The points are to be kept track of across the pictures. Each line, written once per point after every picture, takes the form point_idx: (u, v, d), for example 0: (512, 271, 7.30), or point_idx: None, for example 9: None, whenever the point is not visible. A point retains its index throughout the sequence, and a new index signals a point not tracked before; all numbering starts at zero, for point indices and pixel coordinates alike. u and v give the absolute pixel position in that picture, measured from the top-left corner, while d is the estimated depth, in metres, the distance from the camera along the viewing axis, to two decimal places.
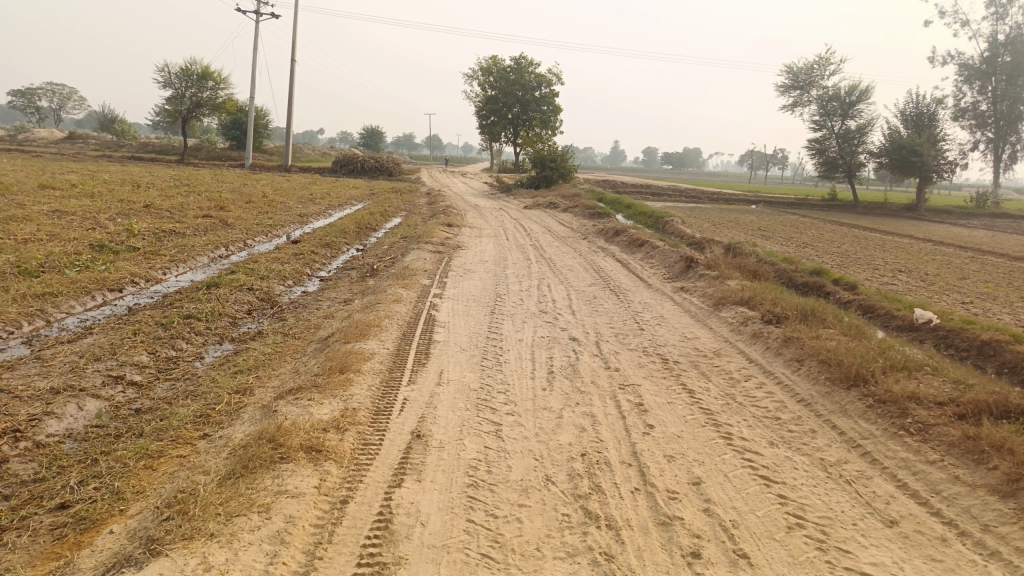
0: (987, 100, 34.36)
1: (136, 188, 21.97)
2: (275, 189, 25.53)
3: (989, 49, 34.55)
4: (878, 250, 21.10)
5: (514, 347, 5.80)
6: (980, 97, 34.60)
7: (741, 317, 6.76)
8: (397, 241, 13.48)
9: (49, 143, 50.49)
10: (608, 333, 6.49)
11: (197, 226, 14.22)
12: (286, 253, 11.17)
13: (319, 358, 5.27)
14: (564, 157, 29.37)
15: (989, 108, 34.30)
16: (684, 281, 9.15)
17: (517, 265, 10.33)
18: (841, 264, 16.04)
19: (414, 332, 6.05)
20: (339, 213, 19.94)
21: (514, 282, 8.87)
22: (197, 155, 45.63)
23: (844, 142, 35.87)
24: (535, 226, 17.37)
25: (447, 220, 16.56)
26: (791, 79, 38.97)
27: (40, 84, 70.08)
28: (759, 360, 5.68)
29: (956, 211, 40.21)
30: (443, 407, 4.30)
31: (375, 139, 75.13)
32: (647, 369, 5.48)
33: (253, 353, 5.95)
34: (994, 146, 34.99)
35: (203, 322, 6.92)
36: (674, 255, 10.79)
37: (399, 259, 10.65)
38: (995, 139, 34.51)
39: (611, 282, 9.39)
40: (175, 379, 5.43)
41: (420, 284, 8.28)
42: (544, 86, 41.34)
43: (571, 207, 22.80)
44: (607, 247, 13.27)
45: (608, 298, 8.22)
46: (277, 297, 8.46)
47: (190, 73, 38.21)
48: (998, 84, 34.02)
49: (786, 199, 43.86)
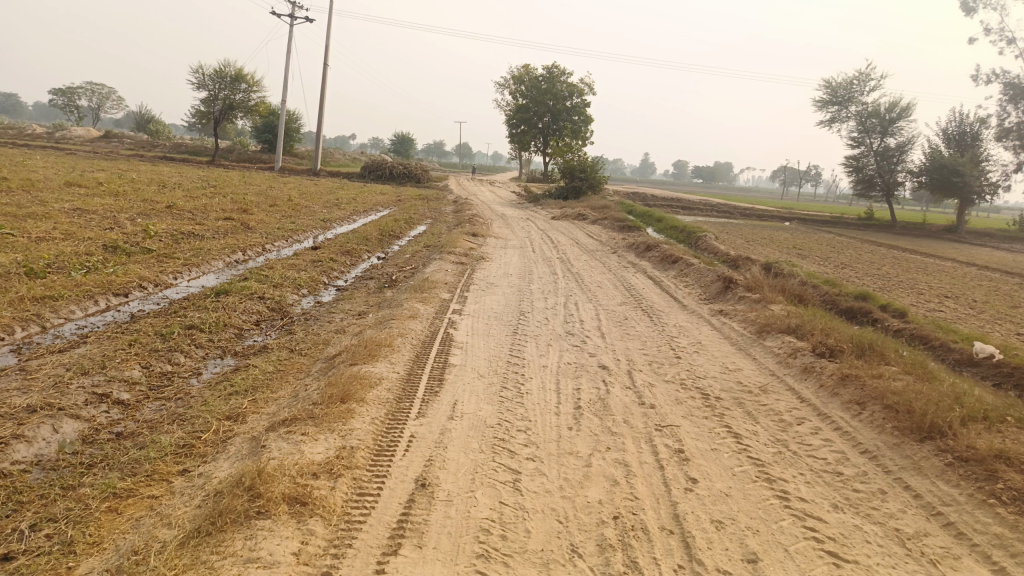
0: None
1: (162, 188, 21.85)
2: (301, 193, 25.31)
3: None
4: (919, 273, 20.23)
5: (539, 375, 5.24)
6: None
7: (789, 348, 6.14)
8: (419, 250, 13.01)
9: (84, 141, 51.13)
10: (642, 361, 5.91)
11: (217, 229, 13.89)
12: (304, 260, 10.74)
13: (322, 381, 4.76)
14: (594, 168, 28.82)
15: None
16: (721, 303, 8.53)
17: (543, 280, 9.78)
18: (883, 287, 15.26)
19: (428, 353, 5.53)
20: (363, 219, 19.58)
21: (540, 298, 8.33)
22: (228, 156, 45.83)
23: (882, 160, 34.84)
24: (563, 238, 16.83)
25: (472, 229, 16.07)
26: (830, 94, 38.04)
27: (81, 84, 71.56)
28: (812, 401, 5.06)
29: (998, 234, 38.86)
30: (454, 448, 3.76)
31: (405, 145, 75.40)
32: (686, 406, 4.89)
33: (253, 370, 5.46)
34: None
35: (205, 334, 6.46)
36: (710, 274, 10.17)
37: (419, 270, 10.17)
38: None
39: (643, 302, 8.80)
40: (164, 399, 4.94)
41: (440, 298, 7.77)
42: (576, 96, 40.84)
43: (600, 219, 22.21)
44: (637, 263, 12.67)
45: (640, 320, 7.63)
46: (289, 307, 8.00)
47: (223, 75, 38.35)
48: None
49: (821, 217, 42.80)
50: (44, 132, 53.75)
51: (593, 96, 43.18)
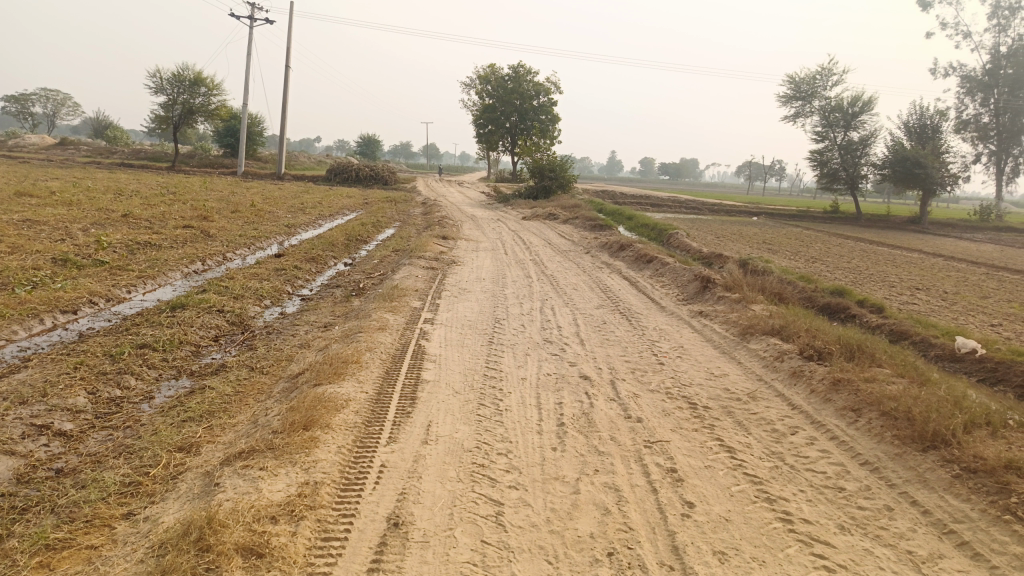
0: (990, 113, 33.74)
1: (119, 196, 21.13)
2: (265, 198, 24.71)
3: (992, 61, 34.01)
4: (889, 265, 20.36)
5: (518, 389, 4.94)
6: (982, 110, 33.99)
7: (774, 351, 5.92)
8: (388, 255, 12.63)
9: (39, 148, 49.63)
10: (624, 369, 5.64)
11: (176, 237, 13.35)
12: (266, 268, 10.31)
13: (283, 404, 4.39)
14: (564, 167, 28.64)
15: (992, 121, 33.70)
16: (700, 303, 8.32)
17: (516, 283, 9.49)
18: (856, 281, 15.25)
19: (399, 368, 5.20)
20: (329, 224, 19.11)
21: (514, 303, 8.03)
22: (189, 162, 44.81)
23: (846, 154, 35.20)
24: (534, 239, 16.57)
25: (442, 231, 15.72)
26: (794, 89, 38.37)
27: (34, 90, 69.60)
28: (805, 408, 4.82)
29: (960, 224, 39.52)
30: (430, 477, 3.44)
31: (372, 147, 74.60)
32: (674, 419, 4.62)
33: (210, 394, 5.06)
34: (997, 159, 34.33)
35: (159, 353, 6.04)
36: (687, 273, 9.96)
37: (388, 276, 9.81)
38: (998, 152, 33.91)
39: (621, 304, 8.54)
40: (111, 429, 4.53)
41: (411, 307, 7.43)
42: (543, 95, 40.63)
43: (571, 219, 21.99)
44: (611, 263, 12.44)
45: (619, 323, 7.38)
46: (251, 320, 7.60)
47: (182, 79, 37.43)
48: (1001, 96, 33.39)
49: (788, 211, 43.17)
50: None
51: (560, 95, 43.01)
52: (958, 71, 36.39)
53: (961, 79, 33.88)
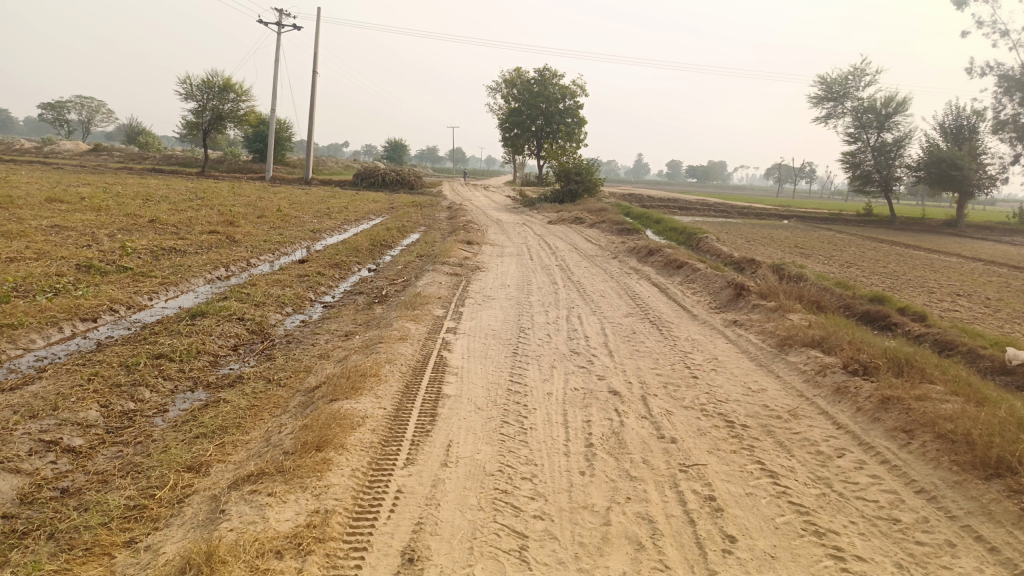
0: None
1: (147, 201, 21.27)
2: (292, 202, 24.76)
3: None
4: (926, 270, 19.73)
5: (545, 404, 4.69)
6: (1021, 110, 33.00)
7: (816, 364, 5.60)
8: (412, 261, 12.45)
9: (73, 155, 50.50)
10: (656, 384, 5.36)
11: (201, 243, 13.31)
12: (289, 275, 10.18)
13: (298, 421, 4.19)
14: (590, 170, 28.32)
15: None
16: (734, 312, 8.01)
17: (542, 290, 9.24)
18: (893, 287, 14.75)
19: (419, 382, 4.97)
20: (355, 229, 19.02)
21: (540, 312, 7.78)
22: (218, 167, 45.25)
23: (880, 156, 34.39)
24: (561, 244, 16.31)
25: (467, 236, 15.51)
26: (826, 90, 37.63)
27: (69, 98, 71.00)
28: (852, 429, 4.51)
29: (998, 227, 38.43)
30: (448, 505, 3.20)
31: (398, 151, 74.87)
32: (710, 438, 4.34)
33: (224, 407, 4.88)
34: None
35: (176, 363, 5.88)
36: (719, 280, 9.63)
37: (411, 283, 9.61)
38: None
39: (651, 312, 8.25)
40: (121, 445, 4.37)
41: (433, 316, 7.22)
42: (569, 98, 40.36)
43: (598, 223, 21.67)
44: (640, 269, 12.12)
45: (649, 333, 7.08)
46: (272, 328, 7.44)
47: (211, 85, 37.80)
48: None
49: (820, 214, 42.32)
50: (32, 147, 53.09)
51: (586, 98, 42.71)
52: (996, 70, 35.41)
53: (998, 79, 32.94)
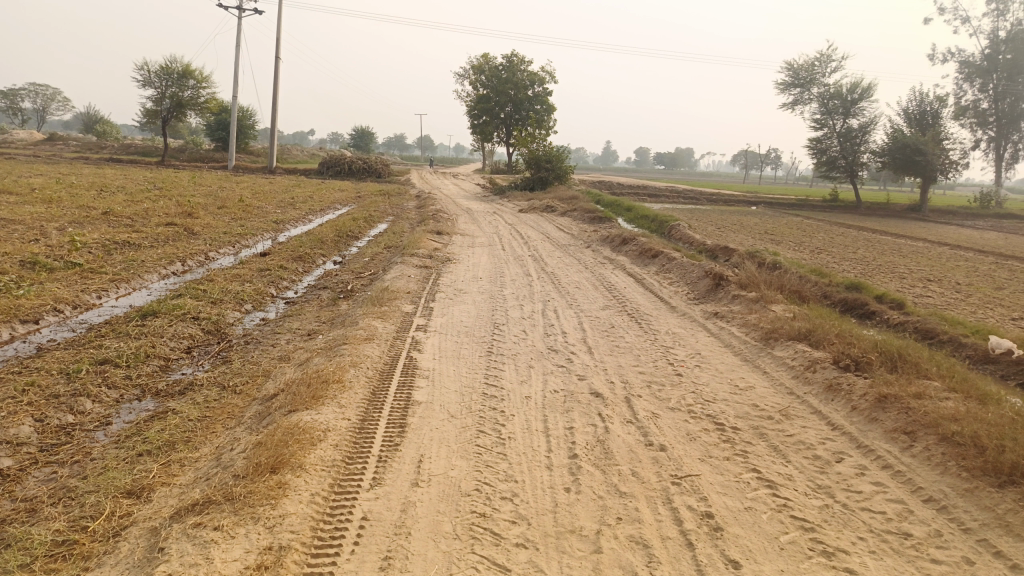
0: (989, 98, 33.16)
1: (102, 192, 20.42)
2: (255, 192, 24.03)
3: (991, 46, 33.42)
4: (895, 255, 19.79)
5: (523, 409, 4.36)
6: (981, 96, 33.41)
7: (805, 360, 5.34)
8: (380, 253, 12.00)
9: (26, 144, 48.69)
10: (639, 383, 5.05)
11: (157, 236, 12.72)
12: (249, 269, 9.69)
13: (253, 437, 3.80)
14: (560, 158, 27.98)
15: (991, 107, 33.15)
16: (714, 302, 7.75)
17: (516, 282, 8.89)
18: (865, 273, 14.71)
19: (387, 387, 4.61)
20: (320, 219, 18.45)
21: (513, 305, 7.45)
22: (178, 156, 43.99)
23: (846, 141, 34.60)
24: (532, 233, 15.99)
25: (437, 226, 15.08)
26: (792, 76, 37.72)
27: (22, 85, 68.64)
28: (849, 430, 4.25)
29: (960, 211, 39.01)
30: (420, 534, 2.85)
31: (366, 140, 73.79)
32: (700, 443, 4.05)
33: (173, 418, 4.46)
34: (998, 145, 33.79)
35: (122, 370, 5.42)
36: (696, 269, 9.38)
37: (379, 276, 9.20)
38: (998, 138, 33.41)
39: (629, 304, 7.96)
40: (56, 465, 3.93)
41: (402, 312, 6.83)
42: (538, 84, 39.93)
43: (570, 211, 21.37)
44: (614, 258, 11.83)
45: (629, 327, 6.79)
46: (229, 328, 6.99)
47: (170, 71, 36.63)
48: (1000, 82, 32.80)
49: (787, 200, 42.56)
50: None
51: (555, 84, 42.32)
52: (957, 56, 35.79)
53: (959, 65, 33.30)
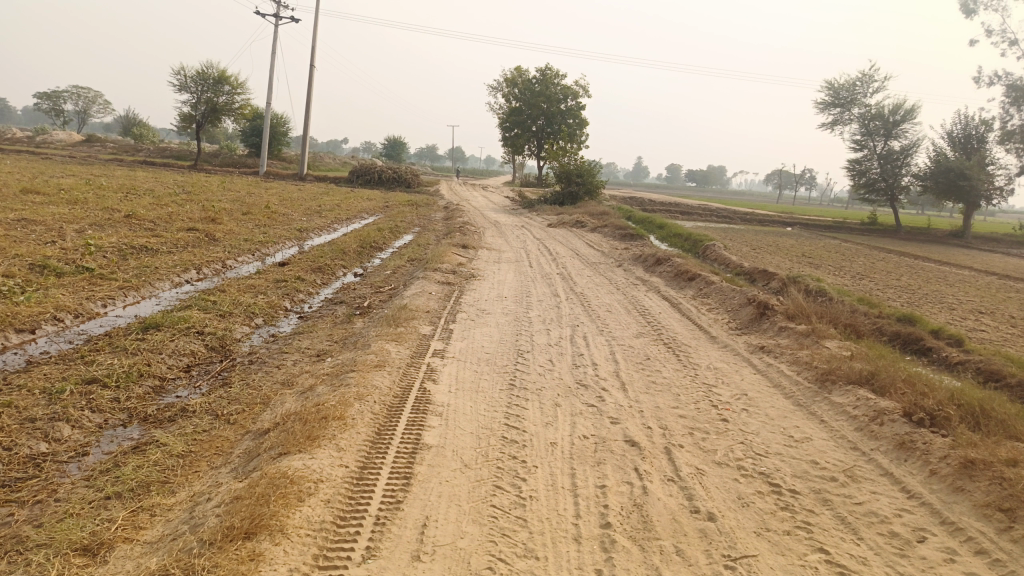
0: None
1: (130, 195, 20.30)
2: (282, 199, 23.81)
3: None
4: (941, 284, 18.90)
5: (548, 460, 3.80)
6: None
7: (870, 409, 4.73)
8: (402, 266, 11.54)
9: (64, 145, 49.36)
10: (680, 430, 4.47)
11: (177, 241, 12.40)
12: (265, 280, 9.27)
13: (234, 486, 3.30)
14: (592, 172, 27.43)
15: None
16: (758, 334, 7.13)
17: (543, 303, 8.34)
18: (912, 302, 13.93)
19: (396, 426, 4.08)
20: (345, 229, 18.08)
21: (540, 330, 6.89)
22: (211, 161, 44.23)
23: (886, 163, 33.53)
24: (562, 249, 15.46)
25: (463, 240, 14.61)
26: (832, 96, 36.79)
27: (66, 88, 70.11)
28: (929, 501, 3.63)
29: (1005, 239, 37.66)
30: None
31: (398, 149, 74.06)
32: (755, 512, 3.46)
33: (154, 453, 3.96)
34: None
35: (111, 392, 4.94)
36: (737, 295, 8.75)
37: (398, 292, 8.71)
38: None
39: (665, 332, 7.36)
40: (13, 506, 3.42)
41: (419, 333, 6.31)
42: (571, 98, 39.50)
43: (600, 227, 20.79)
44: (647, 279, 11.22)
45: (666, 359, 6.20)
46: (234, 345, 6.52)
47: (206, 77, 36.82)
48: None
49: (824, 222, 41.45)
50: (25, 137, 52.21)
51: (588, 98, 41.86)
52: (1004, 79, 34.61)
53: (1006, 88, 32.16)
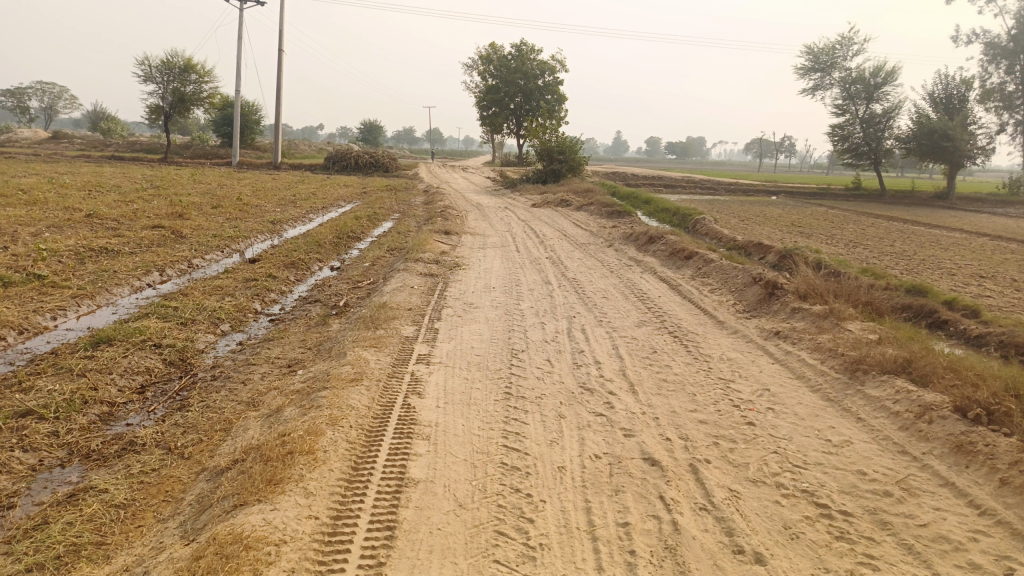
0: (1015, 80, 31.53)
1: (94, 192, 19.41)
2: (255, 189, 22.98)
3: (1019, 26, 31.78)
4: (935, 248, 18.49)
5: (557, 491, 3.22)
6: (1008, 78, 31.78)
7: (914, 405, 4.20)
8: (382, 257, 10.89)
9: (29, 143, 47.83)
10: (703, 441, 3.90)
11: (140, 241, 11.63)
12: (233, 280, 8.59)
13: (176, 556, 2.68)
14: (574, 149, 26.74)
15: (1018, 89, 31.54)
16: (770, 317, 6.58)
17: (534, 292, 7.75)
18: (912, 270, 13.49)
19: (376, 458, 3.48)
20: (321, 219, 17.34)
21: (535, 324, 6.30)
22: (182, 153, 43.00)
23: (869, 127, 33.02)
24: (548, 230, 14.84)
25: (445, 225, 13.94)
26: (812, 61, 36.21)
27: (30, 83, 68.08)
28: (1007, 519, 3.11)
29: (989, 198, 37.43)
30: None
31: (374, 134, 72.82)
32: (809, 546, 2.90)
33: (89, 505, 3.31)
34: None
35: (48, 425, 4.27)
36: (741, 274, 8.20)
37: (377, 287, 8.08)
38: None
39: (669, 320, 6.79)
40: None
41: (400, 335, 5.69)
42: (548, 74, 38.66)
43: (586, 205, 20.17)
44: (641, 259, 10.64)
45: (675, 352, 5.63)
46: (196, 358, 5.87)
47: (171, 66, 35.60)
48: None
49: (808, 189, 41.01)
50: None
51: (566, 74, 41.05)
52: (983, 37, 34.15)
53: (985, 46, 31.72)
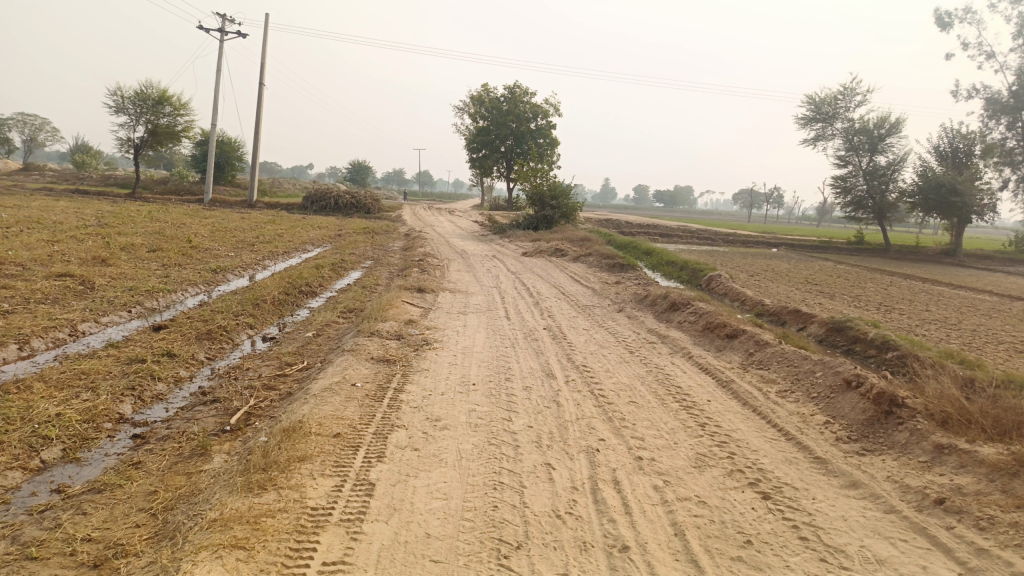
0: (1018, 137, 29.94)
1: (23, 229, 16.95)
2: (215, 230, 20.53)
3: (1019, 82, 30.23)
4: (976, 315, 16.27)
5: None
6: (1008, 134, 30.25)
7: None
8: (332, 324, 8.49)
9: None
10: None
11: (31, 295, 9.13)
12: (110, 362, 6.12)
13: None
14: (567, 194, 24.68)
15: (1019, 145, 30.07)
16: (905, 460, 4.23)
17: (534, 395, 5.37)
18: (977, 347, 11.22)
19: None
20: (279, 266, 14.90)
21: (535, 471, 3.84)
22: (154, 188, 40.60)
23: (873, 180, 31.12)
24: (542, 286, 12.54)
25: (420, 280, 11.58)
26: (814, 110, 34.52)
27: (9, 114, 65.74)
28: None
29: (998, 255, 35.61)
30: None
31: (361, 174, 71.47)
32: None
33: None
34: None
35: None
36: (822, 372, 5.87)
37: (306, 383, 5.65)
38: None
39: (745, 458, 4.37)
40: None
41: (303, 508, 3.22)
42: (541, 117, 36.88)
43: (583, 256, 17.93)
44: (665, 333, 8.30)
45: (790, 545, 3.23)
46: None
47: (144, 97, 33.36)
48: None
49: (809, 241, 39.13)
50: None
51: (559, 117, 39.44)
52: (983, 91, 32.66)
53: (984, 101, 30.18)
